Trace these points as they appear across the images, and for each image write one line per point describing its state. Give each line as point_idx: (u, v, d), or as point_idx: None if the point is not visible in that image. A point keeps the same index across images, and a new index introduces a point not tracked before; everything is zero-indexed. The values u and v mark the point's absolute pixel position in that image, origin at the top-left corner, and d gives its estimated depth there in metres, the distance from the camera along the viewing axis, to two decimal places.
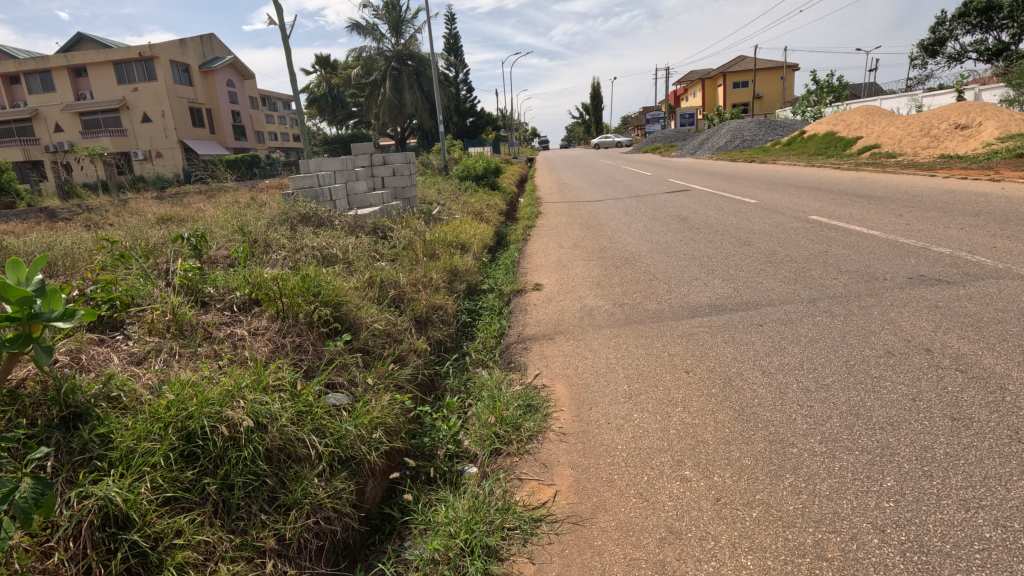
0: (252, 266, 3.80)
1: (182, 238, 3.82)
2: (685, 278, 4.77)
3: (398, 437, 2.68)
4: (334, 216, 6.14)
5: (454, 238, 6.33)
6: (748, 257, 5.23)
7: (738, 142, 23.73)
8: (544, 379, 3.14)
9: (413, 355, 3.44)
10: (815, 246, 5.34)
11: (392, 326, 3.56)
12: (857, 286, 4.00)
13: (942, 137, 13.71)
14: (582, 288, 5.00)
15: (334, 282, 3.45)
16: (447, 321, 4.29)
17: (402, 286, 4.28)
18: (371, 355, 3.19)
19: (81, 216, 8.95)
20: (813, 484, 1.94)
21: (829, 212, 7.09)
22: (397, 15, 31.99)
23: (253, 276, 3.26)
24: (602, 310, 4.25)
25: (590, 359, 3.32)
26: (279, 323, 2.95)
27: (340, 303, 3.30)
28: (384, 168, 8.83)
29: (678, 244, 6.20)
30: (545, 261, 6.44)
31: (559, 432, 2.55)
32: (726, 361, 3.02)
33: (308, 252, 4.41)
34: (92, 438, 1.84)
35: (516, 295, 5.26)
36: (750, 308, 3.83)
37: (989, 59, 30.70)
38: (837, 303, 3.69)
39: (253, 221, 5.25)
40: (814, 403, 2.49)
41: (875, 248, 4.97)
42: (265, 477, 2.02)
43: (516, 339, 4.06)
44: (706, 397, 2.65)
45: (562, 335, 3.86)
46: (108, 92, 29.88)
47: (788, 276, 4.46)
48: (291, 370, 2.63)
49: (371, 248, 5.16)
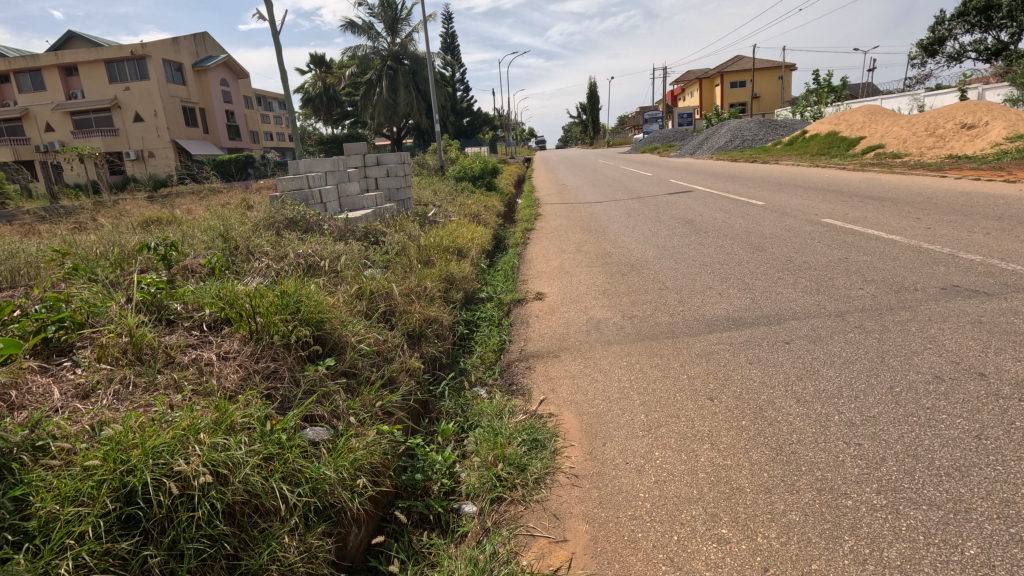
0: (228, 277, 3.47)
1: (149, 248, 3.50)
2: (698, 287, 4.45)
3: (385, 477, 2.36)
4: (323, 220, 5.81)
5: (450, 242, 6.01)
6: (763, 264, 4.92)
7: (738, 142, 23.46)
8: (549, 407, 2.81)
9: (404, 377, 3.12)
10: (834, 252, 5.03)
11: (381, 345, 3.24)
12: (887, 297, 3.69)
13: (948, 137, 13.44)
14: (587, 298, 4.68)
15: (318, 296, 3.11)
16: (442, 335, 3.97)
17: (393, 297, 3.94)
18: (357, 378, 2.86)
19: (63, 218, 8.58)
20: (878, 551, 1.63)
21: (842, 215, 6.79)
22: (392, 14, 31.62)
23: (226, 291, 2.91)
24: (610, 324, 3.93)
25: (601, 382, 2.98)
26: (252, 345, 2.60)
27: (323, 320, 2.96)
28: (378, 169, 8.50)
29: (687, 250, 5.88)
30: (546, 267, 6.13)
31: (570, 475, 2.22)
32: (754, 387, 2.70)
33: (291, 261, 4.06)
34: (6, 502, 1.52)
35: (517, 305, 4.93)
36: (772, 322, 3.53)
37: (988, 58, 30.48)
38: (868, 318, 3.38)
39: (236, 226, 4.94)
40: (862, 440, 2.16)
41: (899, 255, 4.67)
42: (222, 540, 1.68)
43: (517, 356, 3.74)
44: (735, 432, 2.33)
45: (567, 352, 3.53)
46: (99, 91, 29.43)
47: (809, 285, 4.15)
48: (264, 404, 2.28)
49: (361, 255, 4.83)
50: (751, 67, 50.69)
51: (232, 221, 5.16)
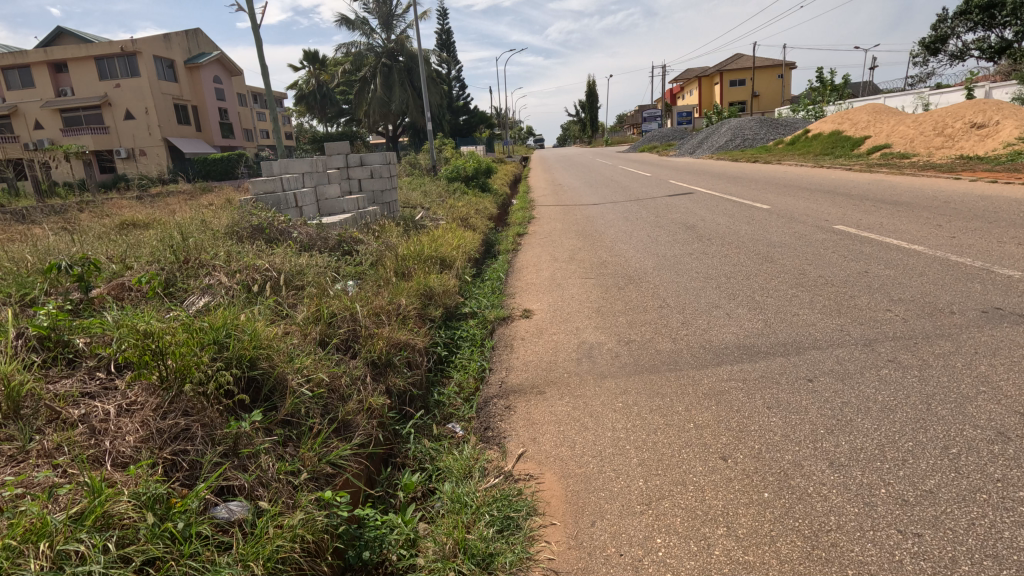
0: (157, 302, 2.98)
1: (63, 268, 2.99)
2: (703, 306, 3.98)
3: (323, 561, 1.89)
4: (293, 227, 5.31)
5: (433, 251, 5.51)
6: (775, 278, 4.45)
7: (740, 142, 22.93)
8: (528, 466, 2.33)
9: (362, 421, 2.65)
10: (850, 265, 4.57)
11: (336, 380, 2.77)
12: (920, 322, 3.24)
13: (957, 137, 12.98)
14: (579, 317, 4.19)
15: (256, 327, 2.63)
16: (413, 362, 3.48)
17: (358, 320, 3.45)
18: (299, 429, 2.39)
19: (25, 222, 8.05)
20: None
21: (855, 221, 6.32)
22: (387, 10, 31.06)
23: (139, 322, 2.41)
24: (603, 351, 3.45)
25: (591, 431, 2.50)
26: (160, 395, 2.10)
27: (258, 357, 2.47)
28: (361, 170, 8.01)
29: (689, 260, 5.40)
30: (537, 278, 5.66)
31: (549, 571, 1.75)
32: (774, 443, 2.23)
33: (241, 281, 3.60)
34: None
35: (502, 324, 4.44)
36: (790, 352, 3.06)
37: (991, 57, 30.03)
38: (902, 348, 2.92)
39: (191, 236, 4.45)
40: (922, 529, 1.69)
41: (925, 269, 4.20)
42: None
43: (497, 389, 3.25)
44: (755, 510, 1.87)
45: (553, 388, 3.03)
46: (89, 88, 28.81)
47: (829, 305, 3.68)
48: (159, 478, 1.80)
49: (329, 269, 4.36)
50: (751, 65, 50.13)
51: (188, 230, 4.67)
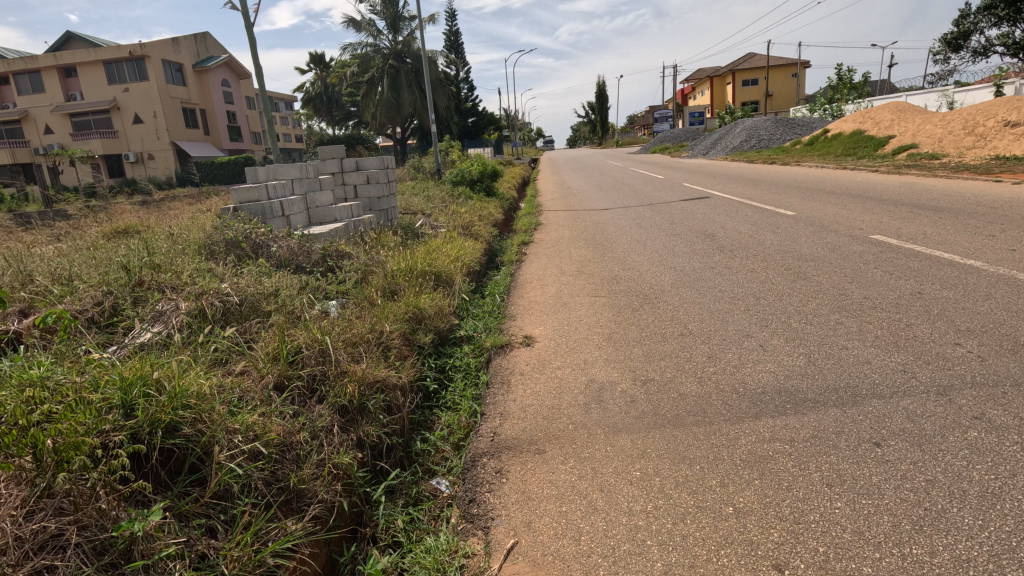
0: (77, 344, 2.50)
1: None
2: (732, 335, 3.43)
3: None
4: (273, 239, 4.79)
5: (427, 264, 4.99)
6: (812, 300, 3.89)
7: (755, 142, 22.17)
8: (517, 568, 1.82)
9: (319, 490, 2.12)
10: (899, 284, 3.99)
11: (288, 438, 2.23)
12: (1002, 362, 2.67)
13: (990, 136, 12.25)
14: (587, 348, 3.64)
15: (182, 378, 2.12)
16: (394, 405, 2.92)
17: (327, 353, 2.91)
18: (228, 513, 1.87)
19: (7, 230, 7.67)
20: None
21: (894, 230, 5.71)
22: (394, 10, 30.64)
23: (25, 381, 1.91)
24: (617, 394, 2.90)
25: (602, 516, 1.97)
26: (29, 486, 1.59)
27: (180, 421, 1.95)
28: (356, 175, 7.52)
29: (711, 276, 4.83)
30: (542, 295, 5.15)
31: None
32: (846, 547, 1.68)
33: (194, 307, 3.09)
34: None
35: (500, 352, 3.91)
36: (847, 402, 2.49)
37: (1016, 53, 28.93)
38: (988, 401, 2.34)
39: (150, 251, 3.96)
40: None
41: (990, 291, 3.62)
42: None
43: (488, 439, 2.70)
44: None
45: (555, 446, 2.49)
46: (97, 93, 28.72)
47: (883, 338, 3.11)
48: None
49: (301, 290, 3.85)
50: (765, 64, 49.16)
51: (150, 245, 4.18)
